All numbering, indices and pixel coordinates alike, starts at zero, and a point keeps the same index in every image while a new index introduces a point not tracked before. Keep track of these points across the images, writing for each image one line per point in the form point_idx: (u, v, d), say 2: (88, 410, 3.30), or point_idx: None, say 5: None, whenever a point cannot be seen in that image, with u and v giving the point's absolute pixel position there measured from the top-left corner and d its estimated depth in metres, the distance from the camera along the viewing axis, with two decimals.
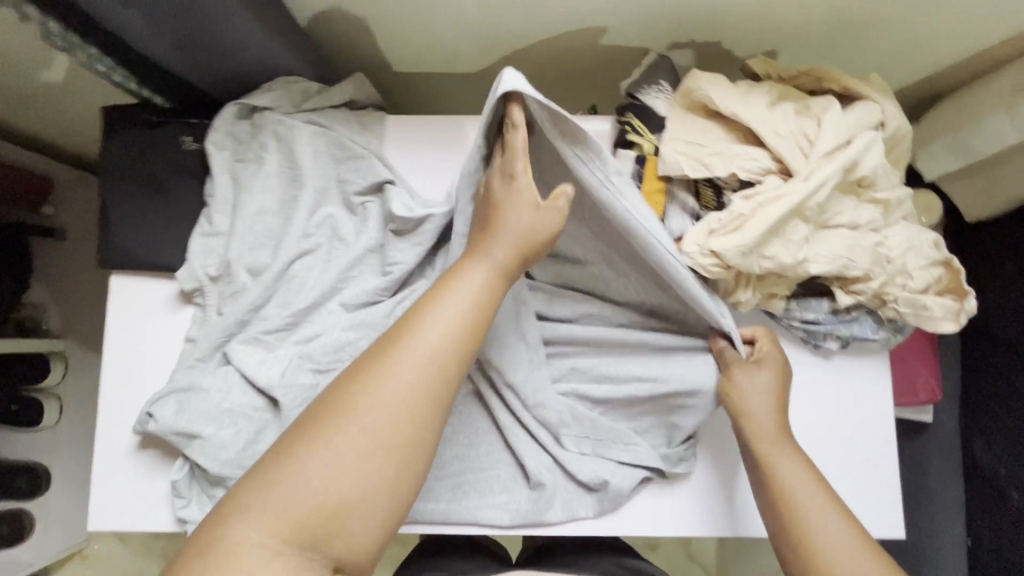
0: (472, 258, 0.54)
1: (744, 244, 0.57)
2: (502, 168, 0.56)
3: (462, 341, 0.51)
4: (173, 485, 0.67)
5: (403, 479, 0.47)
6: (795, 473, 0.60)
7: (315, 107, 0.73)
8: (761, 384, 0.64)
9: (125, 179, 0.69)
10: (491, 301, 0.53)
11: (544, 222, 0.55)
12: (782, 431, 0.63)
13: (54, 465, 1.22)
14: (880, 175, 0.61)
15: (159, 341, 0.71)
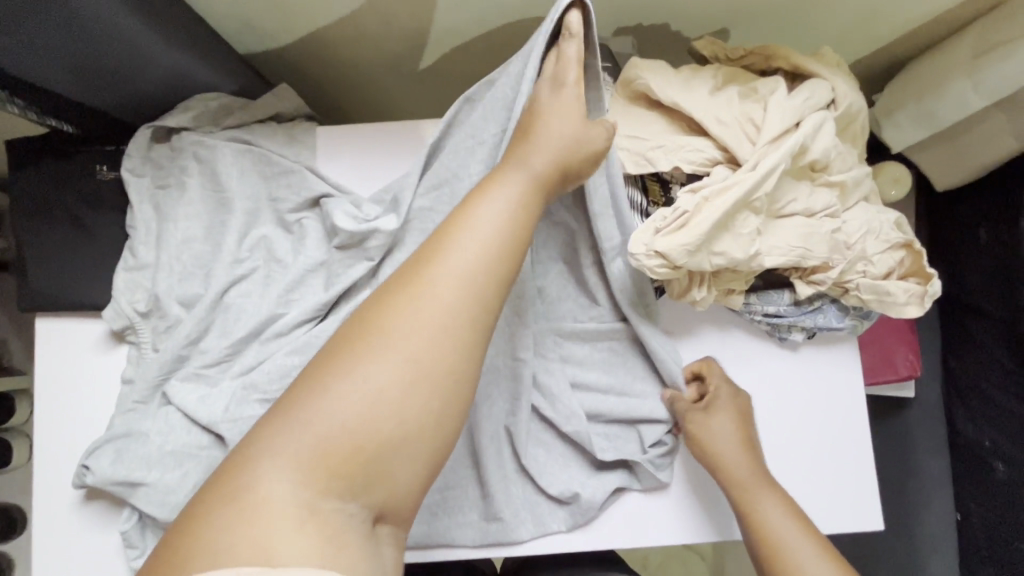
0: (508, 169, 0.48)
1: (690, 242, 0.53)
2: (551, 74, 0.52)
3: (502, 258, 0.44)
4: (122, 535, 0.63)
5: (447, 415, 0.41)
6: (780, 519, 0.58)
7: (238, 123, 0.69)
8: (720, 432, 0.62)
9: (42, 216, 0.65)
10: (533, 214, 0.47)
11: (590, 134, 0.50)
12: (759, 474, 0.60)
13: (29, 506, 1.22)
14: (833, 157, 0.57)
15: (94, 384, 0.67)
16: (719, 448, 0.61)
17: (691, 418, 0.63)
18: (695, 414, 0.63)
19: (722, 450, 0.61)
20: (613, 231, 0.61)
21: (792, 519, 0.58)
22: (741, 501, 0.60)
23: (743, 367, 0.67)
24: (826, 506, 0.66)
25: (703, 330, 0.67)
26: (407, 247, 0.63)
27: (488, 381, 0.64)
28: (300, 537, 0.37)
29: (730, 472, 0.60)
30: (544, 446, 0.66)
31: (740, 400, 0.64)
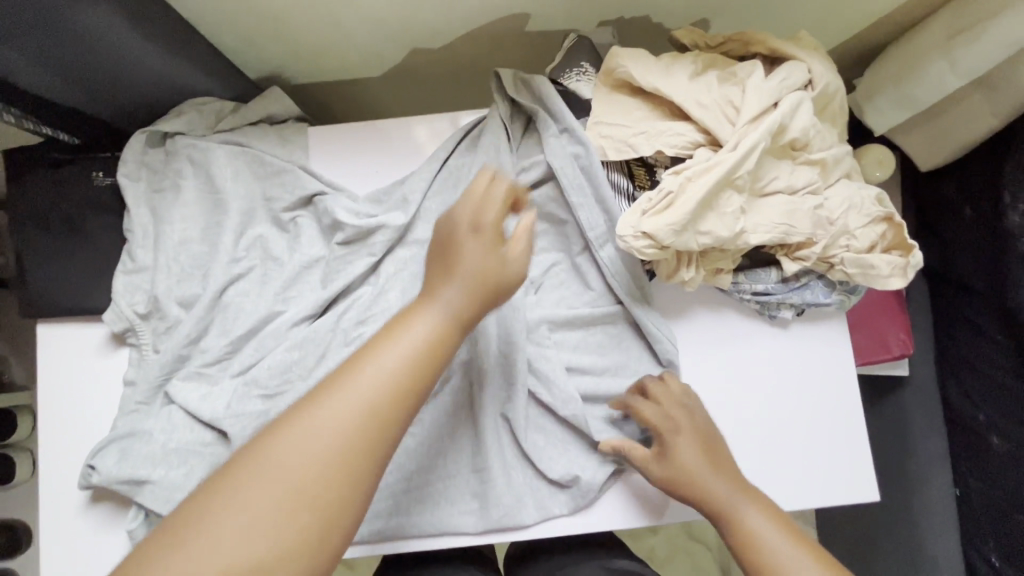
0: (423, 299, 0.49)
1: (676, 222, 0.54)
2: (469, 207, 0.50)
3: (403, 394, 0.45)
4: (129, 535, 0.63)
5: (322, 548, 0.41)
6: (765, 528, 0.56)
7: (230, 126, 0.70)
8: (687, 459, 0.60)
9: (39, 224, 0.66)
10: (442, 352, 0.48)
11: (507, 264, 0.50)
12: (734, 484, 0.59)
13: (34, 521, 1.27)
14: (812, 135, 0.59)
15: (96, 387, 0.68)
16: (691, 474, 0.59)
17: (653, 458, 0.61)
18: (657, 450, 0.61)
19: (695, 474, 0.59)
20: (597, 216, 0.63)
21: (775, 523, 0.56)
22: (724, 516, 0.58)
23: (734, 347, 0.68)
24: (822, 479, 0.67)
25: (694, 312, 0.69)
26: (410, 242, 0.67)
27: (488, 368, 0.65)
28: None
29: (705, 490, 0.59)
30: (543, 432, 0.66)
31: (700, 418, 0.62)
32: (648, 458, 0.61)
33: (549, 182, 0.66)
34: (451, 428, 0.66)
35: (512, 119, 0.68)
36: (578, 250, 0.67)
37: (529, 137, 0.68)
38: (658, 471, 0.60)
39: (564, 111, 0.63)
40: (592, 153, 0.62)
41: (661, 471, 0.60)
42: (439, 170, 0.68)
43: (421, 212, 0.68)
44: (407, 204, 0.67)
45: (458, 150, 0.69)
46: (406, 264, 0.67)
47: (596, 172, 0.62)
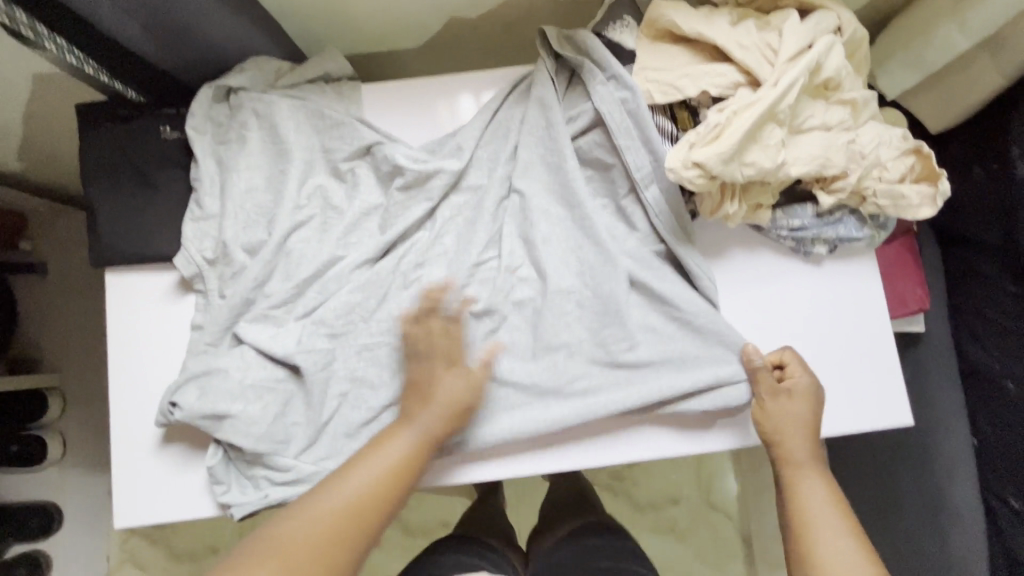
0: (405, 421, 0.61)
1: (725, 151, 0.58)
2: (440, 348, 0.63)
3: (382, 493, 0.57)
4: (210, 470, 0.67)
5: None
6: (820, 501, 0.61)
7: (289, 84, 0.73)
8: (794, 410, 0.65)
9: (109, 174, 0.69)
10: (416, 464, 0.60)
11: (471, 393, 0.63)
12: (812, 457, 0.65)
13: (65, 505, 1.27)
14: (844, 75, 0.63)
15: (164, 331, 0.70)
16: (791, 424, 0.65)
17: (768, 398, 0.66)
18: (772, 392, 0.66)
19: (793, 428, 0.65)
20: (643, 157, 0.67)
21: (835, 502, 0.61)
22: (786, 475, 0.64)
23: (770, 284, 0.72)
24: (859, 406, 0.71)
25: (732, 251, 0.72)
26: (465, 189, 0.72)
27: (543, 304, 0.70)
28: None
29: (791, 446, 0.64)
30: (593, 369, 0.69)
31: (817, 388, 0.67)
32: (765, 397, 0.66)
33: (595, 129, 0.70)
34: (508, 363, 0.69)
35: (556, 74, 0.72)
36: (625, 194, 0.71)
37: (574, 88, 0.71)
38: (767, 403, 0.66)
39: (610, 59, 0.67)
40: (639, 97, 0.66)
41: (769, 407, 0.66)
42: (490, 122, 0.73)
43: (470, 164, 0.72)
44: (461, 153, 0.71)
45: (506, 103, 0.73)
46: (460, 211, 0.72)
47: (642, 115, 0.66)
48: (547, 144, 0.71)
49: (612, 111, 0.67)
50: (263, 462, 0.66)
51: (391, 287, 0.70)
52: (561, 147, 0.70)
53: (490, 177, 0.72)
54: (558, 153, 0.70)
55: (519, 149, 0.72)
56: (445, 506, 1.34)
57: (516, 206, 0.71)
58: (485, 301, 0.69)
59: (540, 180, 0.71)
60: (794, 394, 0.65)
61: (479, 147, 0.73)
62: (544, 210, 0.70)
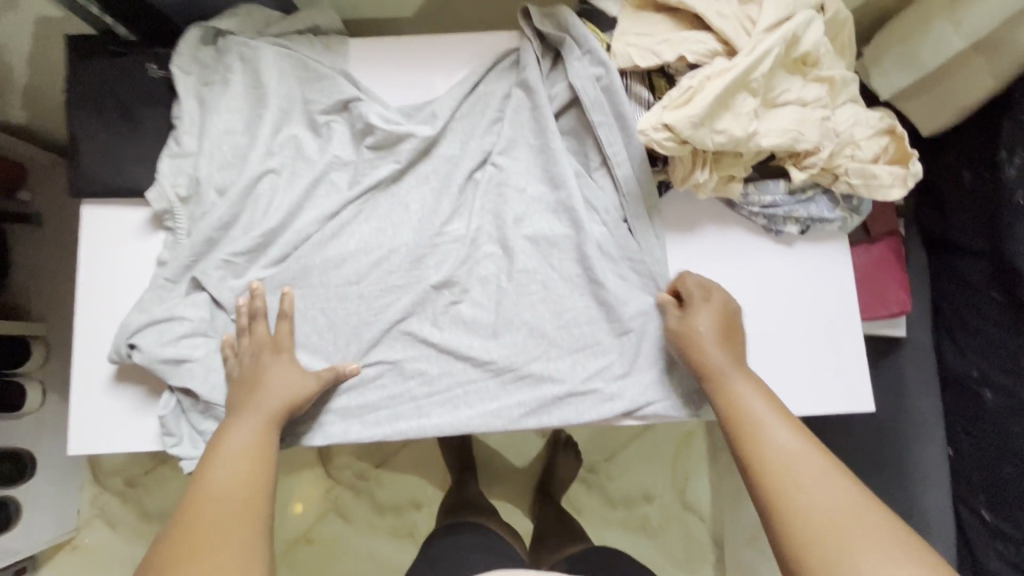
0: (240, 412, 0.62)
1: (695, 114, 0.58)
2: (266, 343, 0.66)
3: (253, 469, 0.58)
4: (161, 421, 0.67)
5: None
6: (753, 401, 0.61)
7: (278, 32, 0.74)
8: (701, 328, 0.64)
9: (92, 106, 0.70)
10: (269, 437, 0.61)
11: (299, 378, 0.65)
12: (734, 360, 0.64)
13: (39, 452, 1.24)
14: (822, 51, 0.63)
15: (132, 266, 0.71)
16: (700, 343, 0.64)
17: (673, 318, 0.66)
18: (676, 317, 0.66)
19: (703, 344, 0.64)
20: (615, 134, 0.68)
21: (763, 400, 0.61)
22: (720, 389, 0.63)
23: (740, 263, 0.72)
24: (826, 394, 0.70)
25: (703, 227, 0.72)
26: (442, 149, 0.72)
27: (507, 280, 0.70)
28: None
29: (707, 363, 0.63)
30: (554, 343, 0.69)
31: (720, 296, 0.67)
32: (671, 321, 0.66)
33: (572, 109, 0.71)
34: (470, 326, 0.69)
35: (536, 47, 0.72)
36: (588, 168, 0.72)
37: (554, 64, 0.72)
38: (673, 332, 0.66)
39: (587, 35, 0.68)
40: (613, 74, 0.66)
41: (681, 329, 0.65)
42: (470, 94, 0.72)
43: (449, 128, 0.72)
44: (436, 119, 0.71)
45: (488, 78, 0.73)
46: (426, 179, 0.72)
47: (617, 94, 0.67)
48: (536, 124, 0.71)
49: (587, 88, 0.67)
50: (216, 414, 0.67)
51: (359, 239, 0.71)
52: (541, 123, 0.71)
53: (463, 148, 0.72)
54: (544, 132, 0.71)
55: (497, 123, 0.72)
56: (415, 486, 1.33)
57: (488, 178, 0.71)
58: (444, 272, 0.69)
59: (519, 157, 0.72)
60: (695, 309, 0.65)
61: (454, 119, 0.72)
62: (516, 184, 0.71)
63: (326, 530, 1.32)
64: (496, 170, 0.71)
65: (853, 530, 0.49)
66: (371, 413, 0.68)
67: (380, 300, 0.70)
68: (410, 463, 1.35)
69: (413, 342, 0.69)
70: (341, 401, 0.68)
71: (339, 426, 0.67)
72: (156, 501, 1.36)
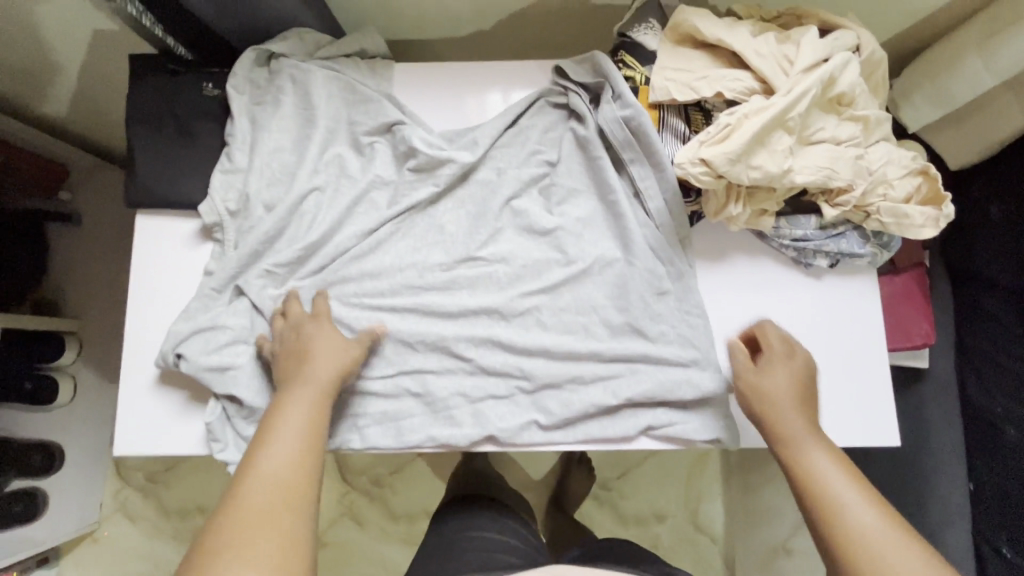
0: (297, 385, 0.63)
1: (732, 151, 0.60)
2: (310, 318, 0.68)
3: (306, 445, 0.58)
4: (208, 426, 0.69)
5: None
6: (828, 466, 0.58)
7: (327, 55, 0.78)
8: (776, 386, 0.64)
9: (149, 121, 0.74)
10: (321, 411, 0.61)
11: (346, 350, 0.66)
12: (813, 425, 0.62)
13: (66, 443, 1.29)
14: (857, 92, 0.65)
15: (181, 275, 0.74)
16: (774, 399, 0.63)
17: (743, 368, 0.66)
18: (748, 367, 0.66)
19: (778, 403, 0.63)
20: (646, 169, 0.70)
21: (843, 470, 0.57)
22: (791, 448, 0.61)
23: (769, 292, 0.73)
24: (851, 427, 0.71)
25: (734, 256, 0.74)
26: (480, 175, 0.74)
27: (542, 303, 0.72)
28: None
29: (778, 421, 0.62)
30: (582, 367, 0.70)
31: (800, 359, 0.66)
32: (742, 369, 0.66)
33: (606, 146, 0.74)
34: (501, 348, 0.71)
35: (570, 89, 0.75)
36: (631, 194, 0.73)
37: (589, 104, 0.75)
38: (745, 385, 0.65)
39: (619, 79, 0.70)
40: (643, 114, 0.68)
41: (753, 380, 0.65)
42: (510, 125, 0.75)
43: (486, 157, 0.75)
44: (476, 145, 0.73)
45: (529, 112, 0.76)
46: (464, 202, 0.74)
47: (648, 133, 0.68)
48: (570, 161, 0.74)
49: (617, 129, 0.70)
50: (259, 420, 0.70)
51: (398, 256, 0.73)
52: (574, 160, 0.74)
53: (500, 175, 0.74)
54: (578, 170, 0.74)
55: (531, 155, 0.74)
56: (431, 495, 1.35)
57: (523, 205, 0.73)
58: (480, 294, 0.71)
59: (553, 189, 0.74)
60: (769, 365, 0.65)
61: (494, 147, 0.75)
62: (549, 211, 0.73)
63: (341, 533, 1.34)
64: (528, 199, 0.74)
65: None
66: (405, 426, 0.70)
67: (416, 313, 0.72)
68: (426, 471, 1.36)
69: (445, 361, 0.71)
70: (375, 411, 0.70)
71: (376, 435, 0.70)
72: (176, 498, 1.39)
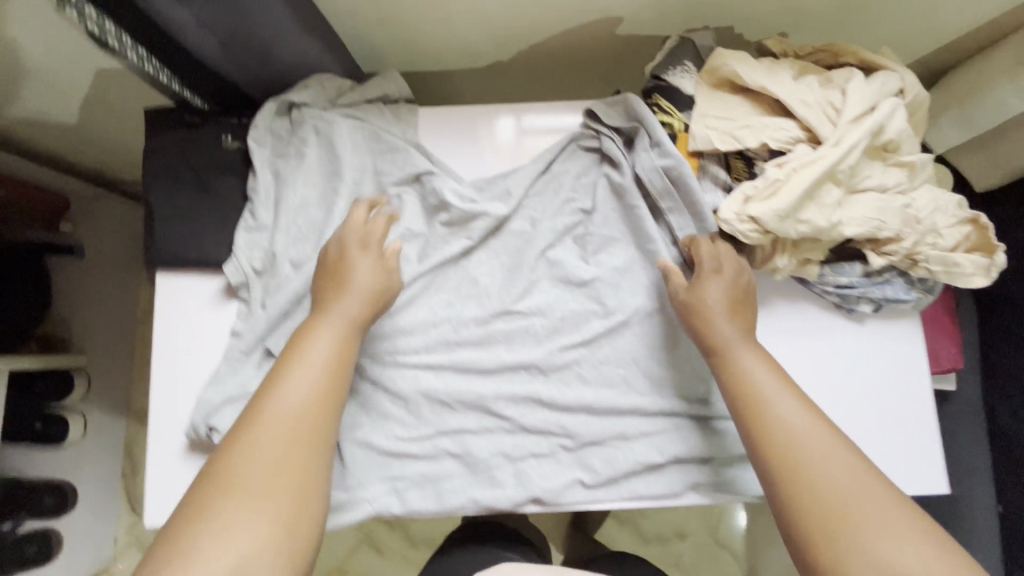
0: (323, 319, 0.61)
1: (781, 209, 0.59)
2: (354, 236, 0.65)
3: (326, 383, 0.57)
4: None
5: (299, 501, 0.51)
6: (756, 367, 0.60)
7: (350, 102, 0.75)
8: (710, 298, 0.62)
9: (168, 178, 0.71)
10: (346, 352, 0.60)
11: (382, 275, 0.64)
12: (742, 327, 0.62)
13: (80, 479, 1.26)
14: (904, 138, 0.63)
15: (206, 337, 0.72)
16: (707, 313, 0.62)
17: (678, 284, 0.65)
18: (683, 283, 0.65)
19: (711, 316, 0.62)
20: (685, 219, 0.68)
21: (768, 368, 0.60)
22: (721, 353, 0.61)
23: (811, 338, 0.72)
24: (896, 472, 0.70)
25: (776, 302, 0.72)
26: (513, 227, 0.72)
27: (582, 358, 0.70)
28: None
29: (710, 333, 0.62)
30: (626, 422, 0.68)
31: (735, 272, 0.64)
32: (676, 288, 0.65)
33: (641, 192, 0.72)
34: (541, 405, 0.69)
35: (601, 134, 0.72)
36: (670, 240, 0.71)
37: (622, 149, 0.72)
38: (681, 301, 0.64)
39: (657, 127, 0.68)
40: (683, 164, 0.66)
41: (689, 295, 0.63)
42: (542, 173, 0.73)
43: (519, 206, 0.72)
44: (510, 195, 0.71)
45: (560, 157, 0.73)
46: (498, 254, 0.72)
47: (689, 185, 0.66)
48: (603, 210, 0.72)
49: (656, 178, 0.68)
50: None
51: (433, 312, 0.71)
52: (608, 208, 0.72)
53: (533, 225, 0.72)
54: (612, 218, 0.72)
55: (565, 204, 0.72)
56: None
57: (558, 255, 0.71)
58: (519, 349, 0.70)
59: (588, 239, 0.72)
60: (704, 278, 0.63)
61: (527, 196, 0.72)
62: (585, 262, 0.71)
63: (361, 563, 1.32)
64: (564, 250, 0.72)
65: (854, 502, 0.51)
66: (446, 487, 0.68)
67: (452, 371, 0.69)
68: None
69: (484, 419, 0.69)
70: (413, 474, 0.68)
71: (417, 498, 0.68)
72: None
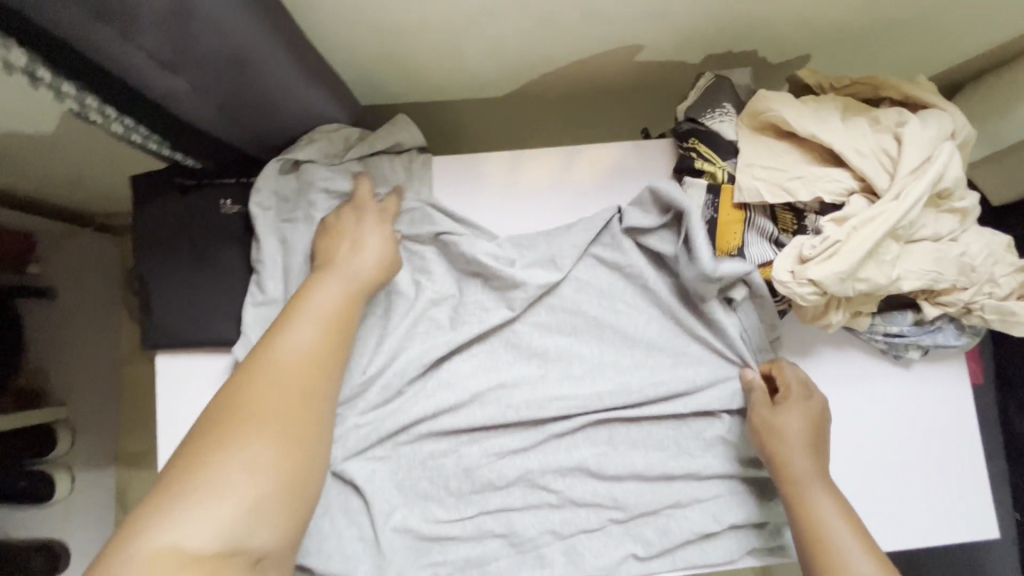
0: (332, 269, 0.58)
1: (842, 271, 0.55)
2: (370, 202, 0.64)
3: (335, 334, 0.54)
4: None
5: (304, 453, 0.48)
6: (831, 515, 0.57)
7: (359, 155, 0.69)
8: (791, 429, 0.60)
9: (165, 250, 0.65)
10: (353, 303, 0.57)
11: (388, 235, 0.63)
12: (819, 470, 0.59)
13: (68, 537, 1.13)
14: (959, 184, 0.60)
15: None
16: (786, 442, 0.60)
17: (758, 406, 0.63)
18: (765, 406, 0.62)
19: (789, 439, 0.60)
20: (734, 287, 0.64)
21: (843, 516, 0.57)
22: (793, 490, 0.59)
23: (859, 386, 0.70)
24: (950, 518, 0.68)
25: (822, 350, 0.70)
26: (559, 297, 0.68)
27: (627, 425, 0.66)
28: (211, 528, 0.42)
29: (785, 462, 0.60)
30: (679, 490, 0.65)
31: (817, 408, 0.62)
32: (758, 408, 0.62)
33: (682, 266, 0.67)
34: (589, 477, 0.65)
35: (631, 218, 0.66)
36: (726, 307, 0.66)
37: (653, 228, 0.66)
38: (758, 423, 0.62)
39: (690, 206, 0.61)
40: None
41: (770, 423, 0.61)
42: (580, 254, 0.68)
43: (558, 288, 0.68)
44: (558, 263, 0.67)
45: (594, 242, 0.69)
46: (531, 315, 0.67)
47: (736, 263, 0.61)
48: (645, 287, 0.68)
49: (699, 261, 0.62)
50: None
51: (467, 385, 0.65)
52: (651, 287, 0.67)
53: (576, 288, 0.68)
54: (656, 294, 0.67)
55: (609, 284, 0.68)
56: None
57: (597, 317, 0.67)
58: (562, 419, 0.65)
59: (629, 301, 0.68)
60: (787, 408, 0.61)
61: (577, 265, 0.68)
62: (627, 325, 0.67)
63: None
64: (604, 311, 0.67)
65: None
66: (493, 569, 0.64)
67: (490, 447, 0.65)
68: None
69: (528, 495, 0.65)
70: (456, 559, 0.63)
71: None
72: None
